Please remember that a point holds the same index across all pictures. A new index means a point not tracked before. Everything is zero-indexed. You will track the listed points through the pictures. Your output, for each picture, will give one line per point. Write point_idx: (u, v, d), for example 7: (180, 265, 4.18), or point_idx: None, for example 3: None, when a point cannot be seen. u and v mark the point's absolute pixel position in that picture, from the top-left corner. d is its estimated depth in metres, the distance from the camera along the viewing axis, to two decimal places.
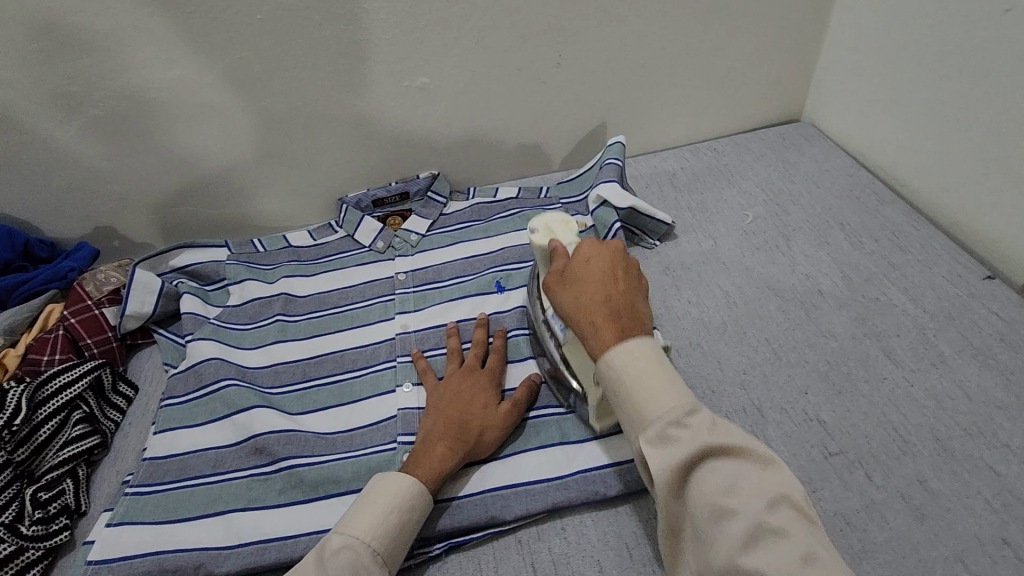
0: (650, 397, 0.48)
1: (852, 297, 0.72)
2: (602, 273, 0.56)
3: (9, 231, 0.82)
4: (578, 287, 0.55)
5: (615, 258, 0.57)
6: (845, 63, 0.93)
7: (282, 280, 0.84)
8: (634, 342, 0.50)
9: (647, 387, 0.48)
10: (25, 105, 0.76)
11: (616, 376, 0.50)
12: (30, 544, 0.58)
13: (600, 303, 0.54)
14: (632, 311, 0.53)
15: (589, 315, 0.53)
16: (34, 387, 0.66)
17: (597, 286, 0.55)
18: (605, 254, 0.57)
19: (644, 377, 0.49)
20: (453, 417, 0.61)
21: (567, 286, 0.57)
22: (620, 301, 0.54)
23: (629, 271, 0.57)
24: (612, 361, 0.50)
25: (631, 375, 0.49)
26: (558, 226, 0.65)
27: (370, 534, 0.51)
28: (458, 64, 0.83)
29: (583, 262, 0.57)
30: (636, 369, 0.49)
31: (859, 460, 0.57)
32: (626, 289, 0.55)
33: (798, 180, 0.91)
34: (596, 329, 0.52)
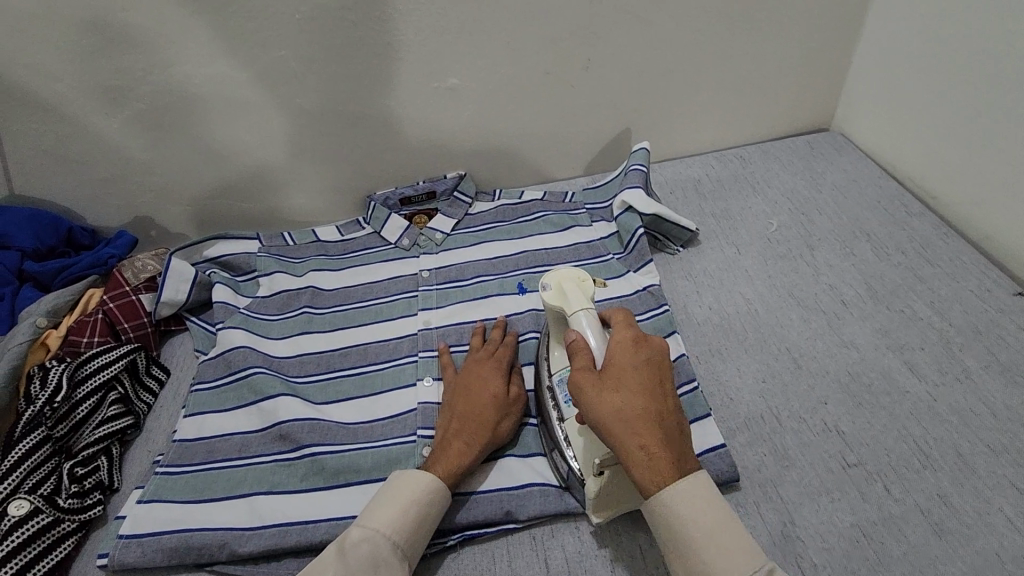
0: (707, 538, 0.45)
1: (877, 309, 0.71)
2: (651, 384, 0.51)
3: (55, 218, 0.86)
4: (622, 397, 0.50)
5: (657, 362, 0.53)
6: (879, 74, 0.92)
7: (310, 274, 0.87)
8: (691, 476, 0.47)
9: (708, 530, 0.45)
10: (75, 98, 0.80)
11: (673, 515, 0.46)
12: (66, 517, 0.61)
13: (655, 422, 0.49)
14: (678, 427, 0.50)
15: (638, 443, 0.48)
16: (74, 366, 0.70)
17: (647, 399, 0.50)
18: (643, 355, 0.53)
19: (706, 526, 0.46)
20: (467, 412, 0.62)
21: (611, 390, 0.50)
22: (667, 416, 0.50)
23: (669, 374, 0.53)
24: (671, 505, 0.47)
25: (690, 519, 0.46)
26: (574, 285, 0.62)
27: (388, 529, 0.52)
28: (488, 65, 0.85)
29: (623, 366, 0.52)
30: (689, 508, 0.46)
31: (877, 472, 0.57)
32: (669, 396, 0.52)
33: (825, 190, 0.90)
34: (650, 455, 0.47)
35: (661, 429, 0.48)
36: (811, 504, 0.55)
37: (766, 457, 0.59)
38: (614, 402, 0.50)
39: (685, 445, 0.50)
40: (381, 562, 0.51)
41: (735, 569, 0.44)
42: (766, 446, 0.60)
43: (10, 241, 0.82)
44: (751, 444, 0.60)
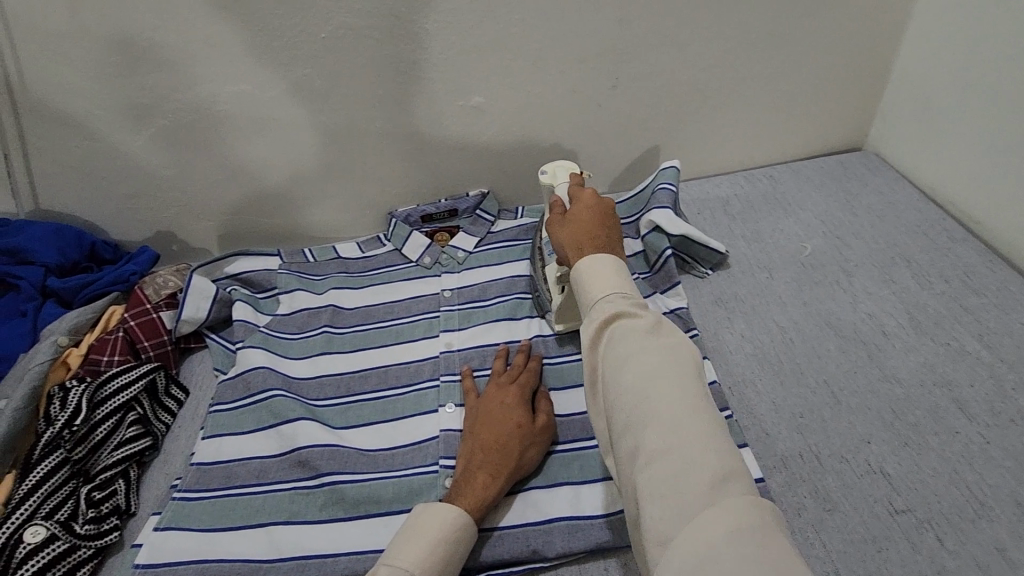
0: (603, 283, 0.51)
1: (920, 341, 0.68)
2: (592, 217, 0.59)
3: (78, 233, 0.85)
4: (568, 221, 0.59)
5: (604, 207, 0.60)
6: (918, 93, 0.89)
7: (330, 292, 0.85)
8: (603, 255, 0.53)
9: (604, 284, 0.51)
10: (102, 115, 0.80)
11: (580, 274, 0.53)
12: (82, 543, 0.59)
13: (582, 232, 0.57)
14: (609, 240, 0.56)
15: (571, 238, 0.57)
16: (94, 386, 0.69)
17: (584, 220, 0.58)
18: (598, 200, 0.61)
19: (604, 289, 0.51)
20: (492, 442, 0.60)
21: (562, 221, 0.61)
22: (599, 230, 0.57)
23: (614, 221, 0.59)
24: (577, 265, 0.54)
25: (588, 279, 0.52)
26: (563, 171, 0.75)
27: (420, 567, 0.50)
28: (515, 83, 0.83)
29: (582, 206, 0.61)
30: (595, 277, 0.52)
31: (928, 521, 0.53)
32: (609, 226, 0.58)
33: (860, 213, 0.87)
34: (574, 246, 0.56)
35: (590, 232, 0.57)
36: (856, 553, 0.52)
37: (807, 499, 0.56)
38: (563, 225, 0.60)
39: (612, 247, 0.56)
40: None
41: (611, 297, 0.50)
42: (806, 486, 0.57)
43: (34, 256, 0.81)
44: (791, 484, 0.57)
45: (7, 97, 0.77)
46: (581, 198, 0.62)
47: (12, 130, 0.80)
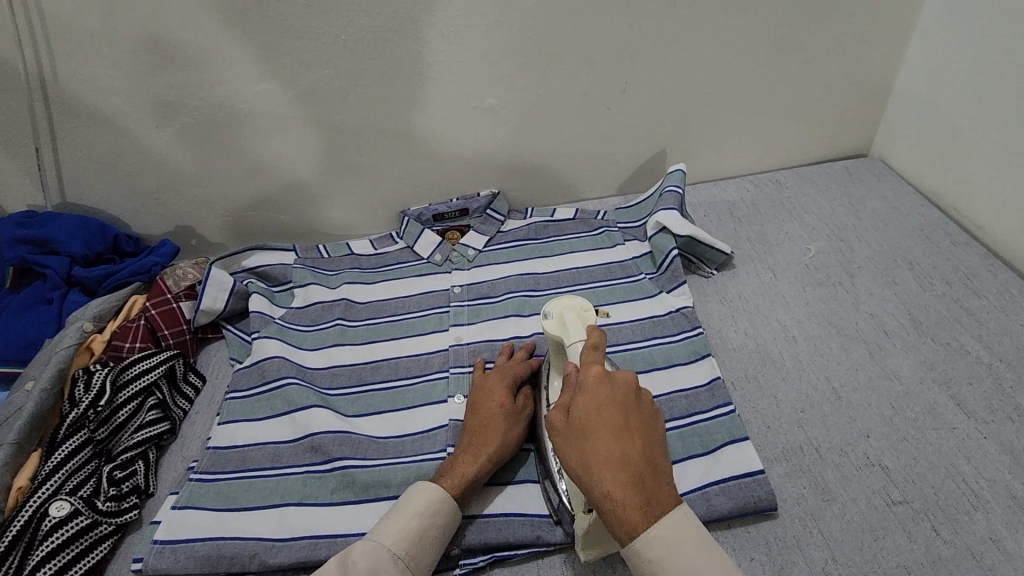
0: (687, 572, 0.43)
1: (921, 341, 0.69)
2: (615, 425, 0.48)
3: (102, 225, 0.89)
4: (593, 442, 0.47)
5: (625, 393, 0.50)
6: (923, 100, 0.90)
7: (344, 286, 0.88)
8: (668, 514, 0.45)
9: (683, 567, 0.43)
10: (129, 111, 0.83)
11: (649, 565, 0.44)
12: (104, 520, 0.62)
13: (620, 468, 0.46)
14: (655, 467, 0.47)
15: (607, 471, 0.46)
16: (116, 371, 0.72)
17: (619, 442, 0.47)
18: (612, 389, 0.50)
19: (685, 571, 0.43)
20: (475, 425, 0.62)
21: (585, 445, 0.48)
22: (636, 453, 0.47)
23: (644, 405, 0.51)
24: (636, 545, 0.45)
25: (665, 562, 0.44)
26: (574, 315, 0.62)
27: (393, 541, 0.52)
28: (526, 86, 0.86)
29: (592, 406, 0.49)
30: (668, 552, 0.44)
31: (925, 511, 0.55)
32: (640, 433, 0.48)
33: (864, 217, 0.88)
34: (624, 508, 0.45)
35: (635, 468, 0.46)
36: (853, 541, 0.53)
37: (806, 490, 0.58)
38: (586, 449, 0.48)
39: (661, 476, 0.48)
40: (382, 575, 0.50)
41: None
42: (805, 478, 0.58)
43: (60, 246, 0.84)
44: (790, 475, 0.59)
45: (39, 94, 0.81)
46: (591, 390, 0.50)
47: (43, 125, 0.84)
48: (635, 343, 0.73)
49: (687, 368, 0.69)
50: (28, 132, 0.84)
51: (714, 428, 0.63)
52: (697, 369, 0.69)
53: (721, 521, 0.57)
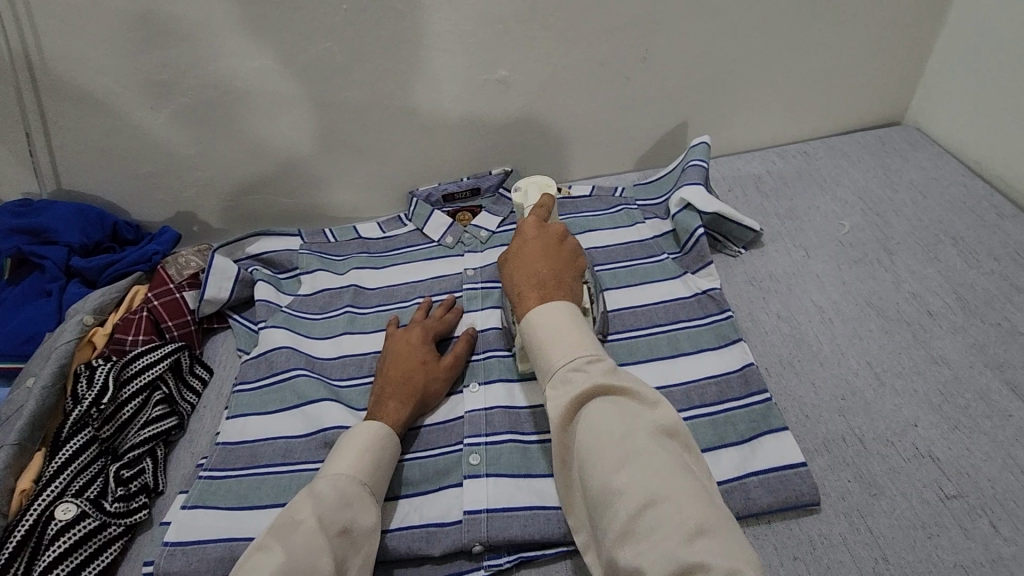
0: (557, 339, 0.53)
1: (969, 321, 0.65)
2: (539, 252, 0.61)
3: (100, 213, 0.85)
4: (515, 263, 0.61)
5: (554, 234, 0.62)
6: (964, 62, 0.84)
7: (352, 272, 0.84)
8: (554, 303, 0.56)
9: (554, 338, 0.53)
10: (122, 92, 0.79)
11: (535, 338, 0.54)
12: (112, 521, 0.59)
13: (528, 274, 0.59)
14: (560, 281, 0.59)
15: (518, 279, 0.59)
16: (120, 365, 0.68)
17: (533, 260, 0.60)
18: (544, 231, 0.63)
19: (563, 339, 0.53)
20: (399, 375, 0.65)
21: (512, 261, 0.62)
22: (546, 266, 0.59)
23: (566, 247, 0.62)
24: (527, 320, 0.56)
25: (546, 336, 0.54)
26: (536, 188, 0.68)
27: (353, 470, 0.54)
28: (539, 57, 0.80)
29: (524, 239, 0.63)
30: (555, 326, 0.54)
31: (981, 506, 0.52)
32: (556, 260, 0.60)
33: (901, 189, 0.83)
34: (522, 297, 0.57)
35: (539, 274, 0.58)
36: (905, 539, 0.51)
37: (851, 483, 0.55)
38: (512, 266, 0.61)
39: (563, 287, 0.58)
40: (350, 501, 0.52)
41: (570, 362, 0.51)
42: (850, 471, 0.55)
43: (57, 236, 0.81)
44: (834, 468, 0.56)
45: (27, 75, 0.76)
46: (525, 229, 0.63)
47: (33, 109, 0.80)
48: (660, 326, 0.69)
49: (717, 353, 0.65)
50: (18, 117, 0.80)
51: (750, 419, 0.59)
52: (728, 355, 0.65)
53: (761, 517, 0.54)
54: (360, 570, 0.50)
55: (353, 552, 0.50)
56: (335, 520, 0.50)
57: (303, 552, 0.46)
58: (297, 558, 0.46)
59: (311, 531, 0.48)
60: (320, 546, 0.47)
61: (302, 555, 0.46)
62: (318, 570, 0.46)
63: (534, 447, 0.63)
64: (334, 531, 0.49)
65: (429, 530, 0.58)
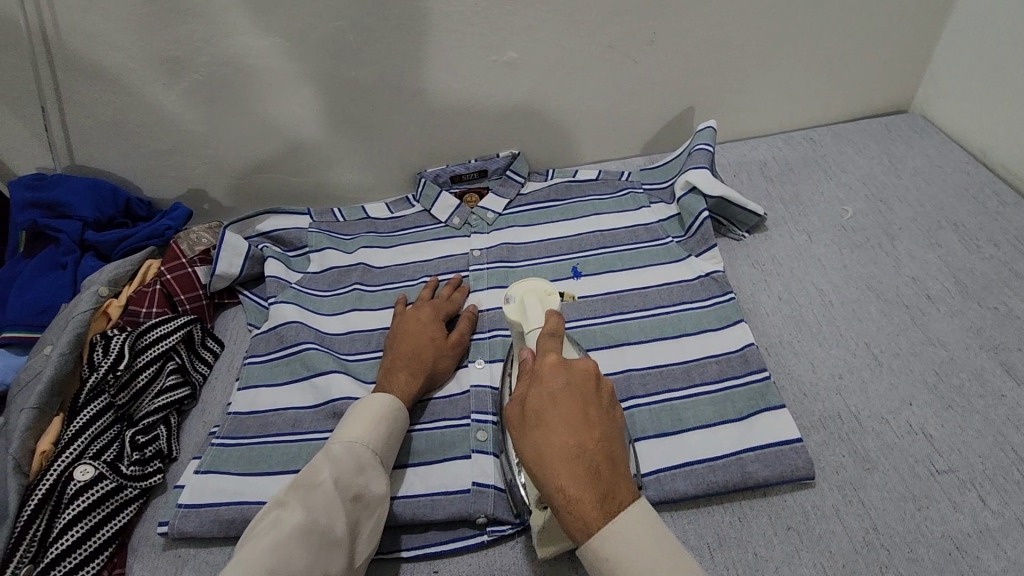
0: (638, 564, 0.41)
1: (966, 305, 0.66)
2: (576, 418, 0.45)
3: (113, 189, 0.86)
4: (547, 435, 0.45)
5: (586, 381, 0.48)
6: (971, 50, 0.85)
7: (361, 250, 0.85)
8: (625, 515, 0.42)
9: (642, 571, 0.41)
10: (136, 68, 0.80)
11: (610, 571, 0.42)
12: (128, 483, 0.61)
13: (574, 462, 0.43)
14: (613, 463, 0.45)
15: (561, 476, 0.43)
16: (135, 335, 0.70)
17: (574, 432, 0.44)
18: (573, 376, 0.48)
19: (650, 566, 0.41)
20: (409, 349, 0.66)
21: (538, 434, 0.45)
22: (595, 446, 0.44)
23: (603, 394, 0.48)
24: (597, 547, 0.42)
25: (627, 564, 0.41)
26: (537, 301, 0.60)
27: (366, 438, 0.55)
28: (548, 39, 0.81)
29: (549, 400, 0.46)
30: (635, 553, 0.41)
31: (971, 481, 0.53)
32: (602, 428, 0.46)
33: (905, 176, 0.84)
34: (577, 507, 0.42)
35: (590, 460, 0.43)
36: (896, 511, 0.52)
37: (846, 458, 0.56)
38: (539, 440, 0.45)
39: (619, 472, 0.45)
40: (365, 469, 0.54)
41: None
42: (844, 446, 0.57)
43: (72, 210, 0.83)
44: (829, 443, 0.57)
45: (42, 50, 0.78)
46: (546, 377, 0.48)
47: (49, 83, 0.81)
48: (662, 308, 0.70)
49: (718, 334, 0.67)
50: (33, 91, 0.81)
51: (748, 396, 0.61)
52: (729, 336, 0.66)
53: (757, 490, 0.55)
54: (372, 531, 0.53)
55: (367, 514, 0.53)
56: (352, 484, 0.52)
57: (321, 511, 0.49)
58: (317, 517, 0.48)
59: (330, 494, 0.50)
60: (337, 508, 0.50)
61: (322, 515, 0.49)
62: (335, 532, 0.49)
63: None
64: (349, 495, 0.51)
65: (434, 499, 0.60)
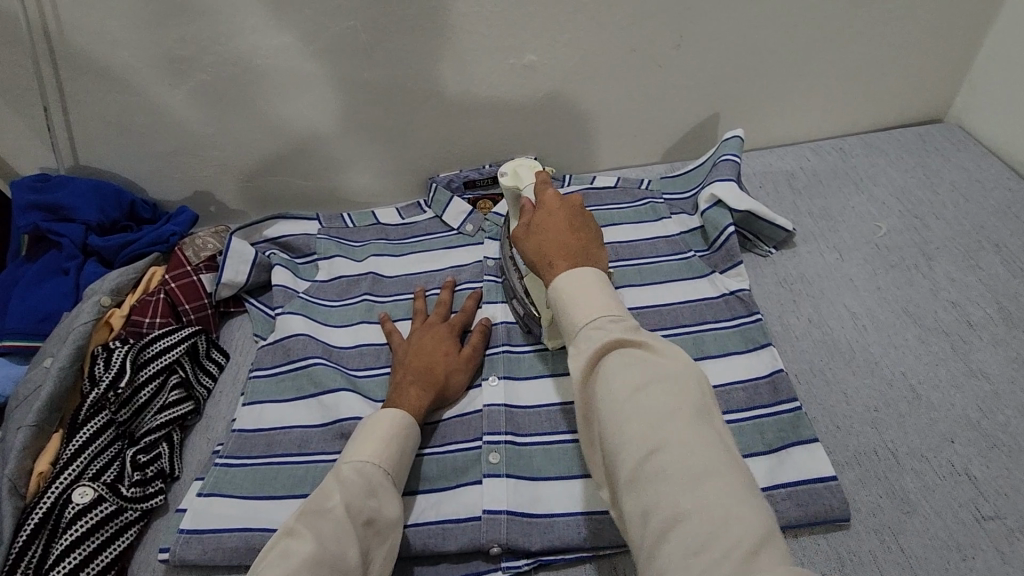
0: (575, 297, 0.48)
1: (1010, 334, 0.63)
2: (560, 224, 0.56)
3: (117, 191, 0.84)
4: (537, 234, 0.56)
5: (573, 206, 0.59)
6: (1016, 59, 0.80)
7: (370, 259, 0.82)
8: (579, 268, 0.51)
9: (577, 294, 0.48)
10: (142, 68, 0.77)
11: (557, 301, 0.50)
12: (128, 505, 0.59)
13: (555, 243, 0.54)
14: (585, 249, 0.54)
15: (539, 249, 0.55)
16: (137, 349, 0.68)
17: (554, 228, 0.56)
18: (563, 203, 0.59)
19: (588, 297, 0.48)
20: (420, 364, 0.64)
21: (527, 229, 0.58)
22: (573, 240, 0.55)
23: (587, 219, 0.58)
24: (555, 286, 0.50)
25: (572, 294, 0.49)
26: (527, 170, 0.66)
27: (377, 457, 0.53)
28: (570, 41, 0.77)
29: (544, 211, 0.59)
30: (579, 284, 0.49)
31: (1020, 529, 0.50)
32: (578, 232, 0.56)
33: (941, 190, 0.80)
34: (551, 264, 0.53)
35: (561, 240, 0.54)
36: (939, 560, 0.49)
37: (883, 499, 0.53)
38: (531, 239, 0.57)
39: (590, 256, 0.54)
40: (378, 491, 0.51)
41: (597, 318, 0.46)
42: (881, 486, 0.54)
43: (75, 213, 0.80)
44: (864, 482, 0.54)
45: (45, 48, 0.75)
46: (545, 202, 0.59)
47: (51, 82, 0.78)
48: (686, 327, 0.67)
49: (745, 357, 0.63)
50: (35, 90, 0.79)
51: (778, 427, 0.57)
52: (757, 359, 0.63)
53: (788, 530, 0.52)
54: (384, 559, 0.50)
55: (378, 542, 0.50)
56: (364, 509, 0.49)
57: (332, 540, 0.46)
58: (328, 547, 0.45)
59: (341, 520, 0.47)
60: (350, 536, 0.47)
61: (333, 544, 0.46)
62: (347, 561, 0.46)
63: (554, 448, 0.62)
64: (361, 521, 0.48)
65: (445, 527, 0.57)
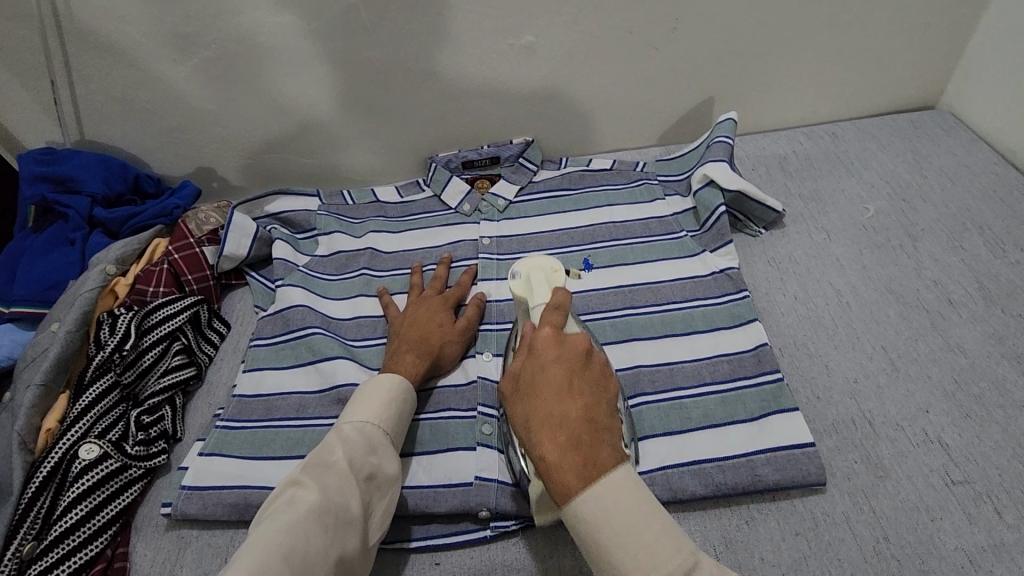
0: (610, 532, 0.41)
1: (989, 312, 0.65)
2: (558, 388, 0.45)
3: (123, 165, 0.86)
4: (534, 403, 0.45)
5: (576, 352, 0.47)
6: (1007, 45, 0.81)
7: (369, 235, 0.84)
8: (606, 479, 0.42)
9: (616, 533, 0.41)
10: (146, 43, 0.78)
11: (587, 528, 0.41)
12: (133, 463, 0.61)
13: (558, 431, 0.43)
14: (594, 424, 0.44)
15: (538, 433, 0.43)
16: (141, 315, 0.70)
17: (557, 402, 0.44)
18: (563, 351, 0.47)
19: (631, 527, 0.41)
20: (416, 334, 0.66)
21: (524, 410, 0.45)
22: (577, 414, 0.44)
23: (592, 365, 0.47)
24: (573, 508, 0.42)
25: (608, 521, 0.41)
26: (542, 277, 0.58)
27: (378, 417, 0.54)
28: (568, 23, 0.79)
29: (539, 365, 0.47)
30: (613, 512, 0.41)
31: (987, 493, 0.52)
32: (585, 394, 0.45)
33: (930, 175, 0.81)
34: (554, 469, 0.42)
35: (572, 429, 0.43)
36: (908, 521, 0.51)
37: (858, 464, 0.55)
38: (526, 407, 0.45)
39: (605, 437, 0.44)
40: (378, 448, 0.53)
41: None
42: (857, 453, 0.56)
43: (80, 185, 0.82)
44: (841, 449, 0.56)
45: (52, 22, 0.76)
46: (539, 349, 0.48)
47: (58, 56, 0.80)
48: (675, 304, 0.69)
49: (731, 332, 0.65)
50: (42, 64, 0.80)
51: (760, 397, 0.59)
52: (742, 334, 0.65)
53: (766, 493, 0.55)
54: (384, 513, 0.53)
55: (378, 496, 0.52)
56: (364, 465, 0.51)
57: (335, 491, 0.48)
58: (332, 497, 0.48)
59: (344, 473, 0.49)
60: (351, 488, 0.49)
61: (336, 495, 0.48)
62: (350, 510, 0.48)
63: None
64: (362, 475, 0.51)
65: (437, 490, 0.60)
